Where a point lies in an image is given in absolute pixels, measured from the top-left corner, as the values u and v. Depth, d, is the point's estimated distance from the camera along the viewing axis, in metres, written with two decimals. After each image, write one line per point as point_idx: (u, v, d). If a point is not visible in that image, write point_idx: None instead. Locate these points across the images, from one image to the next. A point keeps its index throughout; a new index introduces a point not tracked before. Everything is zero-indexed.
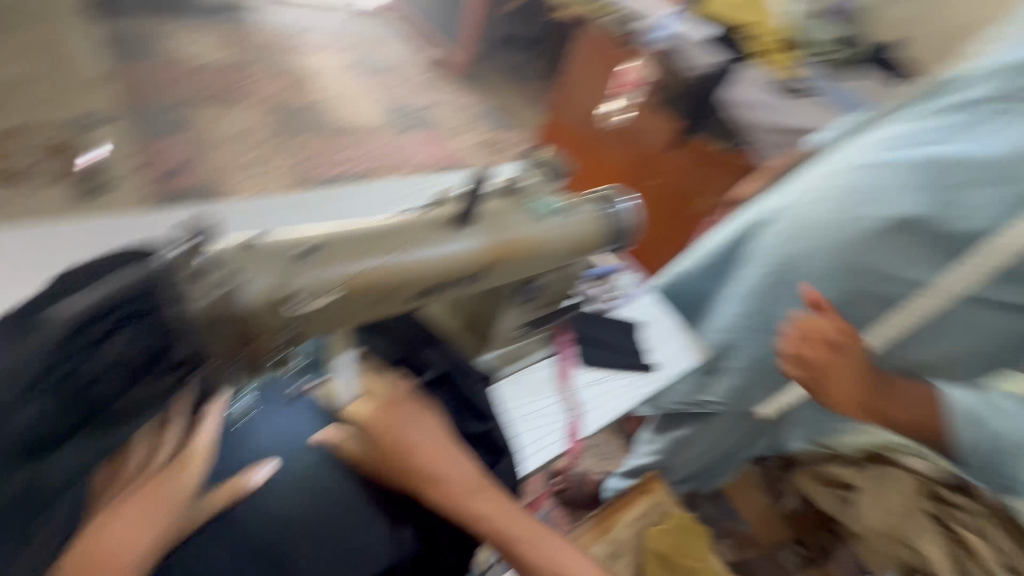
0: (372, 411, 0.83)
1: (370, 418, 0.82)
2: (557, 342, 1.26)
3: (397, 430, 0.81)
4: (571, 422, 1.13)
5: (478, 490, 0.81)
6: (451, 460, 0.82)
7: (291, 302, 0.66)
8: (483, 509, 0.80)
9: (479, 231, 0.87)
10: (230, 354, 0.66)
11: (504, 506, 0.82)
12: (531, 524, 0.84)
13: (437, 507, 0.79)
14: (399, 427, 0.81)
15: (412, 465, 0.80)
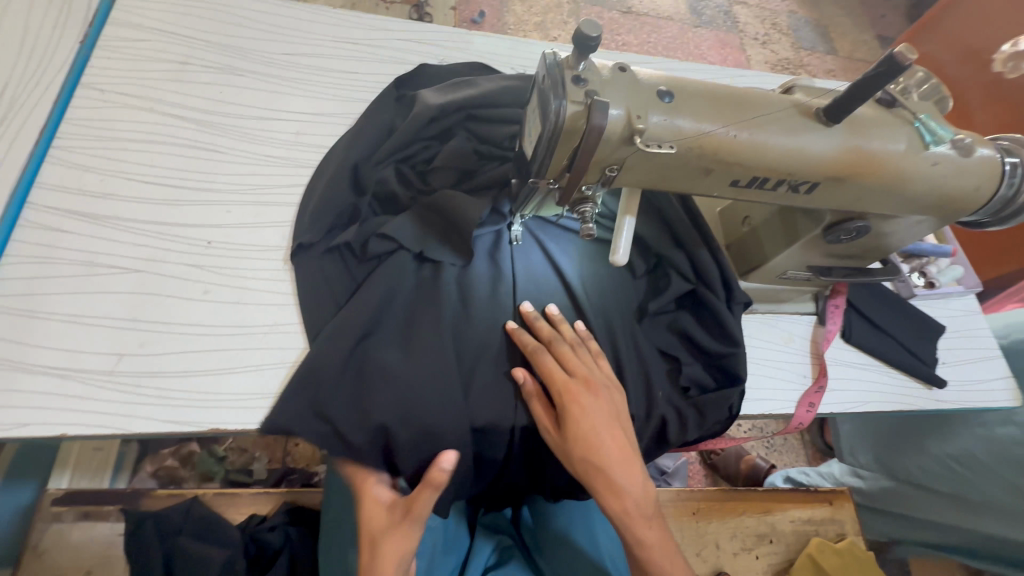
0: (558, 365, 0.82)
1: (555, 369, 0.82)
2: (831, 301, 1.06)
3: (577, 393, 0.80)
4: (814, 391, 0.99)
5: (638, 469, 0.80)
6: (620, 444, 0.80)
7: (642, 140, 0.64)
8: (636, 496, 0.80)
9: (844, 136, 0.72)
10: (565, 171, 0.68)
11: (647, 505, 0.82)
12: (659, 532, 0.83)
13: (589, 481, 0.80)
14: (582, 394, 0.80)
15: (586, 430, 0.79)
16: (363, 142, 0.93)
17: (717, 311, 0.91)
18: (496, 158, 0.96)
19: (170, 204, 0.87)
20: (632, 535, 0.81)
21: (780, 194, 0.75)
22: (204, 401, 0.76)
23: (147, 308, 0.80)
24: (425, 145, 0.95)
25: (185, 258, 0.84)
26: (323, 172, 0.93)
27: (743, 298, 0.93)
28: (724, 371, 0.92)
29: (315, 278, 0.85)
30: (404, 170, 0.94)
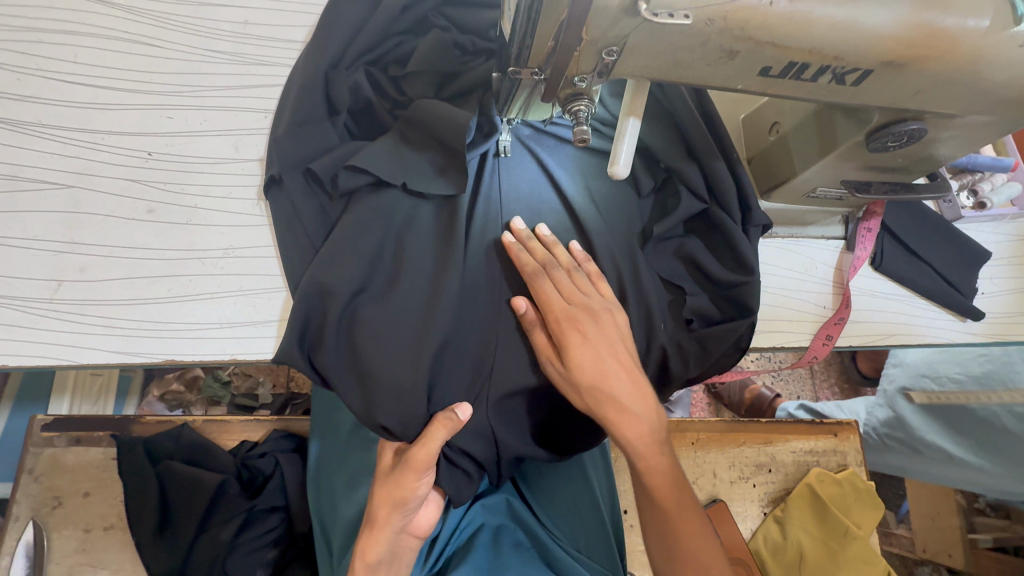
0: (555, 292, 0.73)
1: (553, 296, 0.73)
2: (863, 225, 0.94)
3: (577, 319, 0.72)
4: (834, 323, 0.90)
5: (647, 392, 0.74)
6: (627, 369, 0.73)
7: (648, 8, 0.50)
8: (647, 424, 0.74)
9: (912, 6, 0.56)
10: (551, 54, 0.54)
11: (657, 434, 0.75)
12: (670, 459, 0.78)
13: (594, 410, 0.74)
14: (583, 320, 0.72)
15: (589, 358, 0.72)
16: (328, 44, 0.75)
17: (730, 234, 0.79)
18: (481, 53, 0.81)
19: (101, 109, 0.76)
20: (642, 465, 0.76)
21: (820, 86, 0.61)
22: (155, 331, 0.69)
23: (85, 229, 0.71)
24: (398, 41, 0.79)
25: (128, 171, 0.74)
26: (289, 91, 0.78)
27: (763, 221, 0.81)
28: (733, 301, 0.81)
29: (282, 213, 0.74)
30: (376, 76, 0.78)
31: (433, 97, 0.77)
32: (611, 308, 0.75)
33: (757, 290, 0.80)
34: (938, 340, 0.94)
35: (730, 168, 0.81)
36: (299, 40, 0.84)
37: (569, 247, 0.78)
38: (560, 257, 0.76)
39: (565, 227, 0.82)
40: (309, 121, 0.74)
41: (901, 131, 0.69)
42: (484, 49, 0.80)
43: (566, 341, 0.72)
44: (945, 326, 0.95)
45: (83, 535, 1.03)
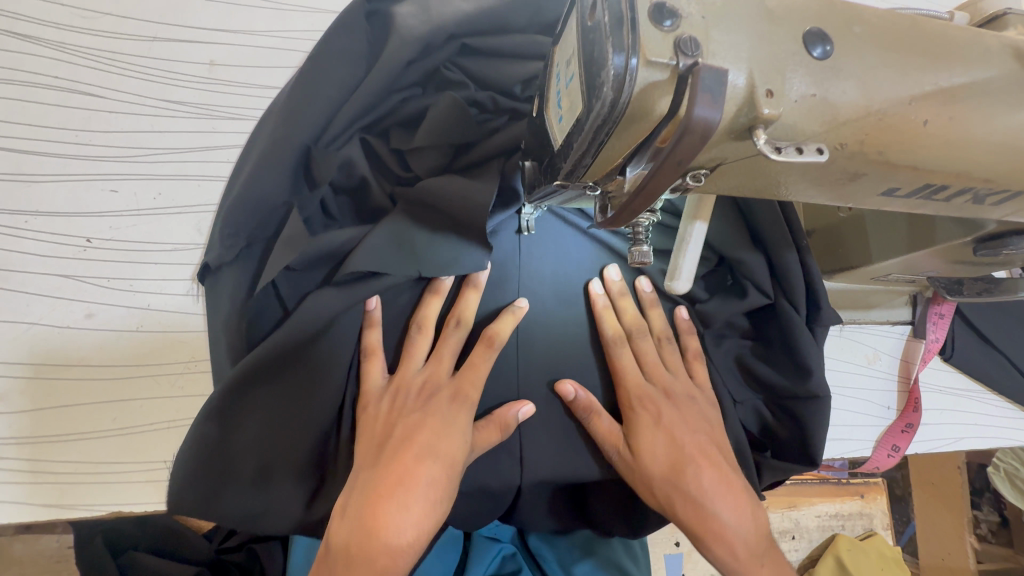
0: (629, 363, 0.66)
1: (628, 364, 0.66)
2: (934, 310, 0.81)
3: (649, 399, 0.65)
4: (899, 430, 0.79)
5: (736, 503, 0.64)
6: (715, 464, 0.62)
7: (767, 138, 0.34)
8: None
9: None
10: (617, 172, 0.40)
11: (763, 542, 0.61)
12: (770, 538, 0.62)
13: (704, 530, 0.59)
14: (664, 408, 0.64)
15: (670, 445, 0.63)
16: (311, 107, 0.57)
17: (803, 359, 0.65)
18: (502, 113, 0.66)
19: (25, 182, 0.60)
20: (740, 555, 0.59)
21: (952, 205, 0.47)
22: (100, 473, 0.56)
23: (7, 344, 0.56)
24: (403, 97, 0.63)
25: (60, 262, 0.59)
26: (253, 152, 0.62)
27: (822, 388, 0.66)
28: (794, 414, 0.69)
29: (220, 322, 0.59)
30: (374, 145, 0.64)
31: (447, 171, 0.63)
32: (669, 373, 0.68)
33: (825, 407, 0.66)
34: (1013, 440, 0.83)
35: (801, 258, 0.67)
36: (278, 87, 0.68)
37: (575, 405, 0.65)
38: (625, 320, 0.68)
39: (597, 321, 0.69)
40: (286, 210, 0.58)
41: (1019, 246, 0.57)
42: (506, 108, 0.65)
43: (637, 420, 0.64)
44: (1019, 425, 0.83)
45: None
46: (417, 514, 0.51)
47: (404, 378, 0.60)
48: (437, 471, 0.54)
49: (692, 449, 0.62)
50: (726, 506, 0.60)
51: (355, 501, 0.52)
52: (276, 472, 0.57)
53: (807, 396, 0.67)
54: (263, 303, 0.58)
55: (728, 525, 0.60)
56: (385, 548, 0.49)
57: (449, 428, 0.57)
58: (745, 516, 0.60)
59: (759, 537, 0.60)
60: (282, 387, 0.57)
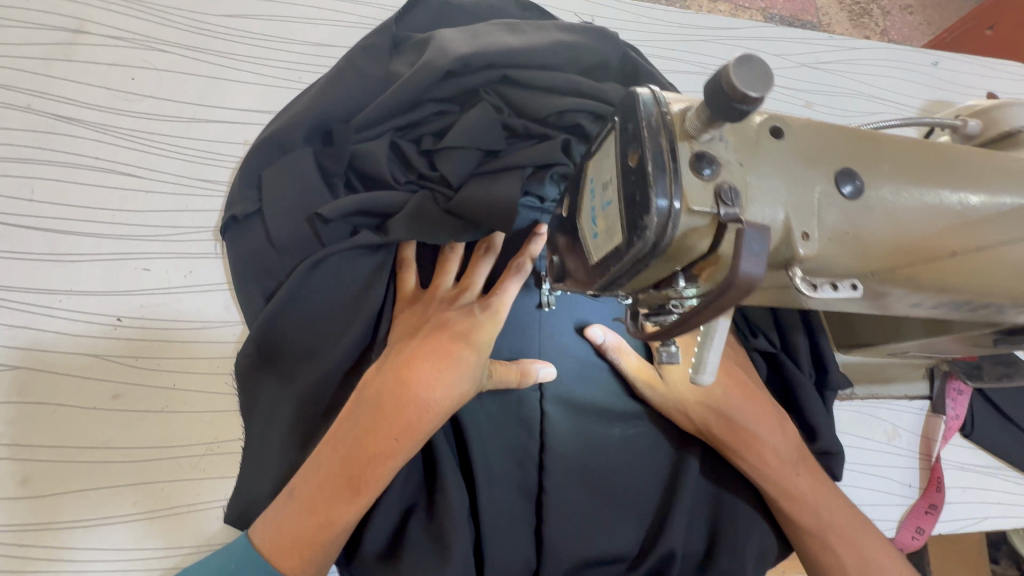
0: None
1: None
2: (951, 384, 0.82)
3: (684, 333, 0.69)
4: (924, 511, 0.77)
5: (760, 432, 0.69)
6: (741, 385, 0.66)
7: (804, 276, 0.35)
8: (793, 488, 0.64)
9: None
10: (652, 289, 0.40)
11: (793, 453, 0.66)
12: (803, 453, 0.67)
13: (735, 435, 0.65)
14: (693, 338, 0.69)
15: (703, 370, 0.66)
16: (346, 93, 0.66)
17: (812, 422, 0.69)
18: (533, 138, 0.69)
19: (61, 262, 0.61)
20: (774, 466, 0.65)
21: (978, 314, 0.47)
22: (114, 564, 0.55)
23: (32, 424, 0.57)
24: (436, 110, 0.68)
25: (91, 340, 0.60)
26: (283, 117, 0.67)
27: (835, 446, 0.69)
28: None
29: (254, 260, 0.63)
30: (404, 147, 0.68)
31: (472, 176, 0.67)
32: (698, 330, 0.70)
33: (839, 461, 0.70)
34: None
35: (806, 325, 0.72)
36: None
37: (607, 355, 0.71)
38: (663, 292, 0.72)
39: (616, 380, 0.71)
40: (307, 166, 0.64)
41: None
42: (536, 133, 0.69)
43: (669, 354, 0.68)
44: None
45: None
46: (445, 381, 0.55)
47: (438, 289, 0.64)
48: (467, 355, 0.57)
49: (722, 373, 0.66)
50: (753, 418, 0.65)
51: (390, 361, 0.57)
52: (313, 374, 0.60)
53: (819, 452, 0.70)
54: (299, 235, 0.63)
55: (756, 434, 0.66)
56: (413, 403, 0.53)
57: (479, 326, 0.60)
58: (772, 427, 0.66)
59: (787, 449, 0.66)
60: (318, 285, 0.62)
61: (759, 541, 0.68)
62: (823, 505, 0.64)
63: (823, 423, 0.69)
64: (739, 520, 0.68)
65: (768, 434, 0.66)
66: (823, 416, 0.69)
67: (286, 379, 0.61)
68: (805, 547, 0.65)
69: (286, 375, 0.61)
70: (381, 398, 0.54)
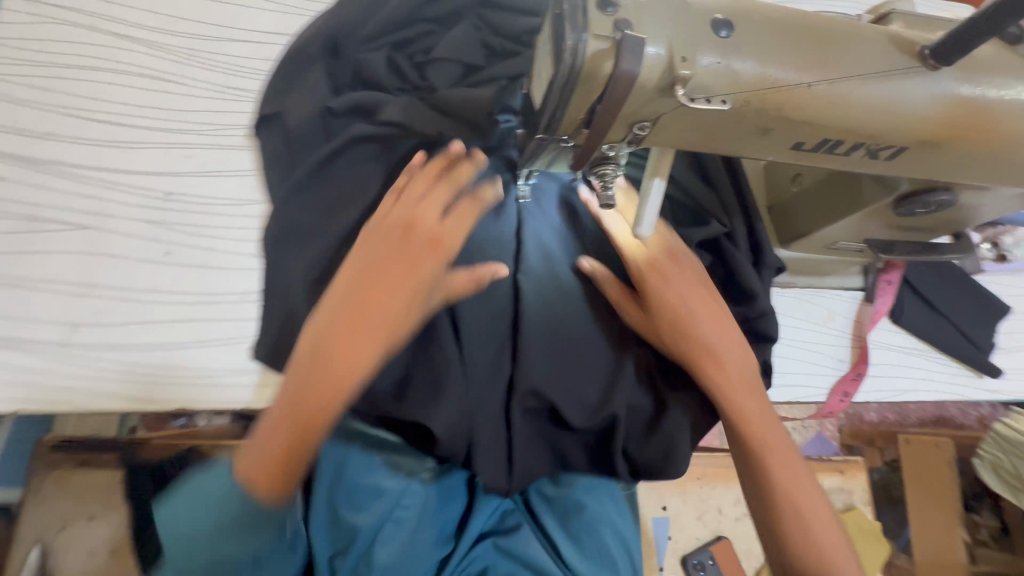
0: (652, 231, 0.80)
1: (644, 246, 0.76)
2: (883, 276, 0.93)
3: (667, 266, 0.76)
4: (851, 378, 0.89)
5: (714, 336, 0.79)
6: (711, 316, 0.76)
7: (686, 92, 0.49)
8: (737, 407, 0.75)
9: (950, 86, 0.54)
10: (582, 125, 0.53)
11: (742, 378, 0.76)
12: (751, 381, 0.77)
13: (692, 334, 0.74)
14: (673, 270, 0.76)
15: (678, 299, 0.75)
16: (353, 16, 0.79)
17: (750, 286, 0.79)
18: (509, 54, 0.82)
19: (119, 149, 0.75)
20: (724, 387, 0.75)
21: (854, 160, 0.59)
22: (169, 378, 0.69)
23: (101, 271, 0.70)
24: (426, 29, 0.81)
25: (145, 209, 0.74)
26: (301, 36, 0.81)
27: (767, 306, 0.80)
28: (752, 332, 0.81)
29: (274, 152, 0.76)
30: (398, 59, 0.80)
31: (457, 84, 0.79)
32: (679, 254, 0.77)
33: (773, 321, 0.80)
34: (957, 393, 0.94)
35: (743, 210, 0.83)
36: None
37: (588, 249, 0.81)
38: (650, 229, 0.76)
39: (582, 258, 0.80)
40: (319, 73, 0.78)
41: (931, 199, 0.69)
42: (512, 49, 0.81)
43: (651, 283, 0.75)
44: (961, 380, 0.94)
45: (88, 559, 1.03)
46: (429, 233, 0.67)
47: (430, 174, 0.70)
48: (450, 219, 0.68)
49: (694, 304, 0.75)
50: (715, 347, 0.75)
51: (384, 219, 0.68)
52: (319, 241, 0.71)
53: (756, 316, 0.80)
54: (308, 121, 0.75)
55: (718, 352, 0.75)
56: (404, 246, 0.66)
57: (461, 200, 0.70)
58: (730, 359, 0.75)
59: (741, 377, 0.76)
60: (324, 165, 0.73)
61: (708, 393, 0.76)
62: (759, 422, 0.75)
63: (758, 288, 0.79)
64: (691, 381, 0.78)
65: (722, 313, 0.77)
66: (757, 282, 0.79)
67: (294, 245, 0.71)
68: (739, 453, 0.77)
69: (293, 240, 0.71)
70: (402, 250, 0.65)
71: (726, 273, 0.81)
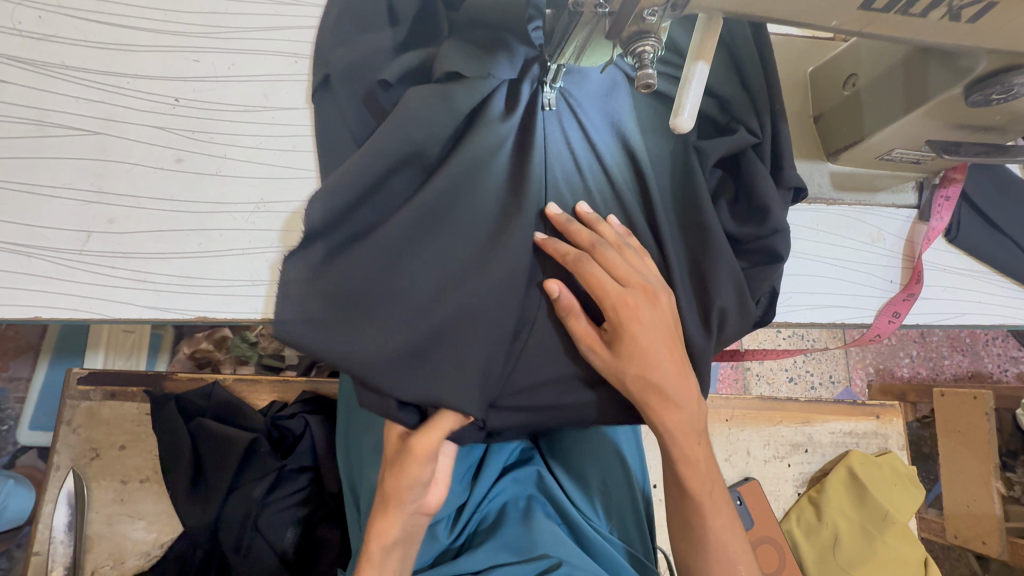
0: (599, 273, 0.63)
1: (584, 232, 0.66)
2: (940, 192, 0.85)
3: (599, 249, 0.64)
4: (902, 299, 0.84)
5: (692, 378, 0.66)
6: (651, 304, 0.64)
7: None
8: (651, 382, 0.64)
9: None
10: None
11: (677, 366, 0.65)
12: (683, 364, 0.65)
13: (635, 396, 0.65)
14: (610, 253, 0.64)
15: (617, 284, 0.63)
16: None
17: (764, 197, 0.69)
18: None
19: (124, 51, 0.71)
20: (645, 374, 0.63)
21: (929, 24, 0.53)
22: (186, 286, 0.67)
23: (113, 178, 0.68)
24: None
25: (153, 114, 0.70)
26: None
27: (782, 224, 0.69)
28: (761, 253, 0.72)
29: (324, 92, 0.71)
30: None
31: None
32: (632, 246, 0.67)
33: (785, 238, 0.70)
34: (1017, 319, 0.87)
35: (772, 123, 0.73)
36: None
37: (608, 224, 0.69)
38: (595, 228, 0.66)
39: (589, 188, 0.72)
40: None
41: (1010, 81, 0.60)
42: None
43: (586, 264, 0.64)
44: (1021, 304, 0.87)
45: (121, 487, 1.05)
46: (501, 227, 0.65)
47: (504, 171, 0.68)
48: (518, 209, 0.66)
49: (636, 297, 0.63)
50: (656, 337, 0.63)
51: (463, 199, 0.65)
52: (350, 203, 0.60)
53: (770, 233, 0.70)
54: (334, 48, 0.70)
55: (656, 338, 0.63)
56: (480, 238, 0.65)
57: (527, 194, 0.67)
58: (663, 350, 0.64)
59: (673, 362, 0.64)
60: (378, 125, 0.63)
61: (718, 314, 0.69)
62: (674, 391, 0.64)
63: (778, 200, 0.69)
64: (704, 304, 0.70)
65: (717, 250, 0.69)
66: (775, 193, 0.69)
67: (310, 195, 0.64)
68: (652, 412, 0.65)
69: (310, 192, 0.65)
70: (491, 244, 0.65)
71: (740, 189, 0.72)
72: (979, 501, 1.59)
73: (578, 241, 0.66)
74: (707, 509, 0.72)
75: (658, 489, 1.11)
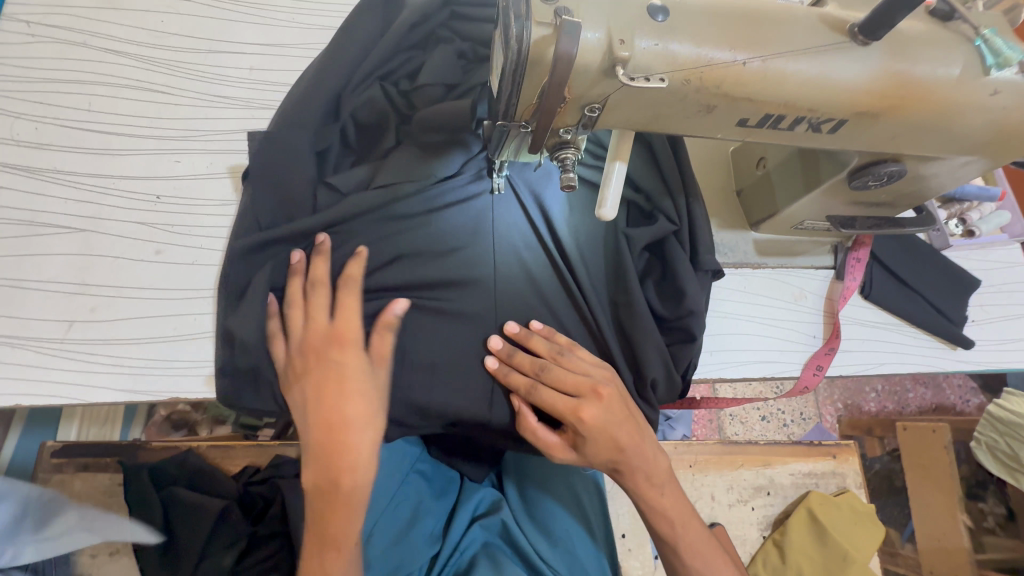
0: (549, 395, 0.72)
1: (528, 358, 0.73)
2: (852, 254, 0.95)
3: (545, 369, 0.73)
4: (824, 353, 0.92)
5: (649, 443, 0.76)
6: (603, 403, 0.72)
7: (625, 73, 0.53)
8: (623, 464, 0.74)
9: (881, 61, 0.57)
10: (536, 110, 0.57)
11: (642, 441, 0.75)
12: (645, 438, 0.76)
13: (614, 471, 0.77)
14: (555, 373, 0.72)
15: (566, 397, 0.72)
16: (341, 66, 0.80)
17: (682, 278, 0.78)
18: (481, 58, 0.85)
19: (112, 156, 0.79)
20: (615, 459, 0.74)
21: (798, 134, 0.63)
22: (160, 368, 0.73)
23: (95, 272, 0.74)
24: (407, 57, 0.84)
25: (136, 211, 0.78)
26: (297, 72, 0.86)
27: (697, 305, 0.78)
28: (680, 332, 0.80)
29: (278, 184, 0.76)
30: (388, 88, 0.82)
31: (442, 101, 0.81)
32: (569, 350, 0.75)
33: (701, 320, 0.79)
34: (932, 366, 0.96)
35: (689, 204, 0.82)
36: None
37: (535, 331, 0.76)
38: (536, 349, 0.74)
39: (533, 270, 0.80)
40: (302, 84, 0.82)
41: (881, 171, 0.71)
42: (483, 54, 0.85)
43: (538, 387, 0.72)
44: (935, 352, 0.96)
45: (90, 560, 1.05)
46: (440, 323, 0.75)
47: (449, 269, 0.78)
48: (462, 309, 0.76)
49: (587, 401, 0.72)
50: (616, 425, 0.72)
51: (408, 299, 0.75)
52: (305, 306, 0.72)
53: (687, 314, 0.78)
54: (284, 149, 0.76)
55: (615, 426, 0.73)
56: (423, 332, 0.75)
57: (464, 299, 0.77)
58: (625, 433, 0.73)
59: (640, 440, 0.75)
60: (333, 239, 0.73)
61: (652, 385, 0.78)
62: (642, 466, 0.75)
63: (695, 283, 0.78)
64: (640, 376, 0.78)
65: (646, 330, 0.78)
66: (692, 276, 0.78)
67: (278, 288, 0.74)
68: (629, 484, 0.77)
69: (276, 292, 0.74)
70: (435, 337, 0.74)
71: (665, 269, 0.81)
72: (945, 533, 1.64)
73: (524, 368, 0.73)
74: (692, 555, 0.80)
75: (625, 539, 1.15)
